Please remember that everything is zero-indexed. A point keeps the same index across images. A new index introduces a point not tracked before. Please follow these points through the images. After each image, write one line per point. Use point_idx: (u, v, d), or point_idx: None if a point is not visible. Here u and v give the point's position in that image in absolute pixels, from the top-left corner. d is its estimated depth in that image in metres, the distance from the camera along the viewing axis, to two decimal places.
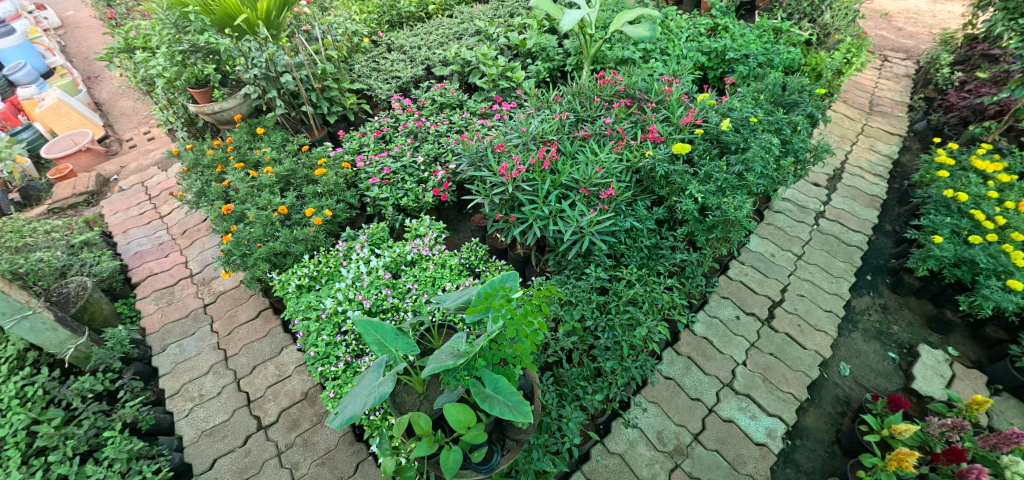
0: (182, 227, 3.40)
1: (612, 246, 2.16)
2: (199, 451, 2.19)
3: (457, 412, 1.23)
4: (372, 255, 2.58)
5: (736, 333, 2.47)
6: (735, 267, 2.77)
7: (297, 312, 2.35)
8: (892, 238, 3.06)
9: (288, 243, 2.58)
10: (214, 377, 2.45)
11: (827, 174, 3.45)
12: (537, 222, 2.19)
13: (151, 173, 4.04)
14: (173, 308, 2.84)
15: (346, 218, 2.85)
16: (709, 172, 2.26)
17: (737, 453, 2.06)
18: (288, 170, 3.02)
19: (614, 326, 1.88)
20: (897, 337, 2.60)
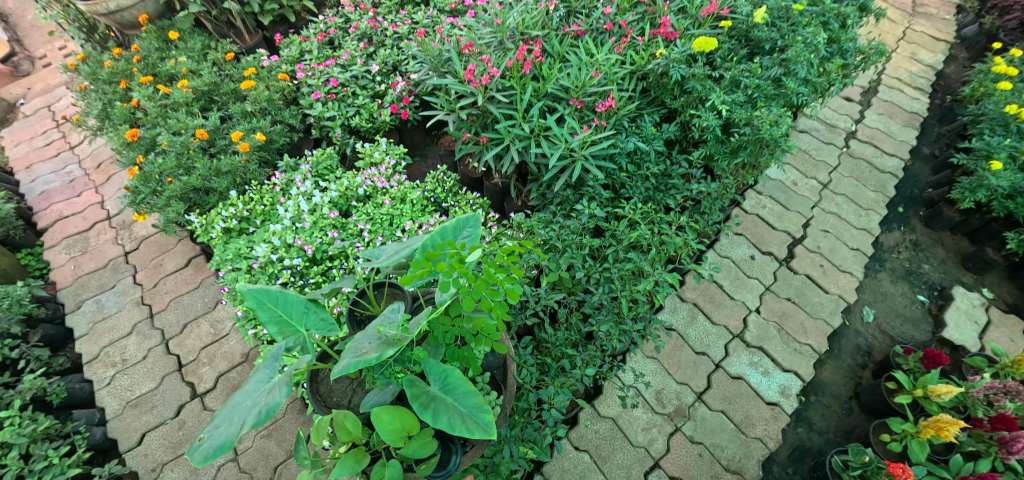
0: (97, 160, 2.84)
1: (610, 175, 1.71)
2: (124, 425, 1.87)
3: (391, 419, 0.87)
4: (316, 189, 2.08)
5: (750, 276, 2.12)
6: (751, 198, 2.35)
7: (224, 262, 1.91)
8: (930, 163, 2.66)
9: (209, 177, 2.07)
10: (138, 339, 2.08)
11: (861, 87, 2.93)
12: (515, 144, 1.70)
13: (59, 95, 3.36)
14: (88, 257, 2.39)
15: (285, 144, 2.32)
16: (737, 78, 1.75)
17: (746, 415, 1.80)
18: (210, 84, 2.44)
19: (611, 278, 1.49)
20: (928, 278, 2.28)
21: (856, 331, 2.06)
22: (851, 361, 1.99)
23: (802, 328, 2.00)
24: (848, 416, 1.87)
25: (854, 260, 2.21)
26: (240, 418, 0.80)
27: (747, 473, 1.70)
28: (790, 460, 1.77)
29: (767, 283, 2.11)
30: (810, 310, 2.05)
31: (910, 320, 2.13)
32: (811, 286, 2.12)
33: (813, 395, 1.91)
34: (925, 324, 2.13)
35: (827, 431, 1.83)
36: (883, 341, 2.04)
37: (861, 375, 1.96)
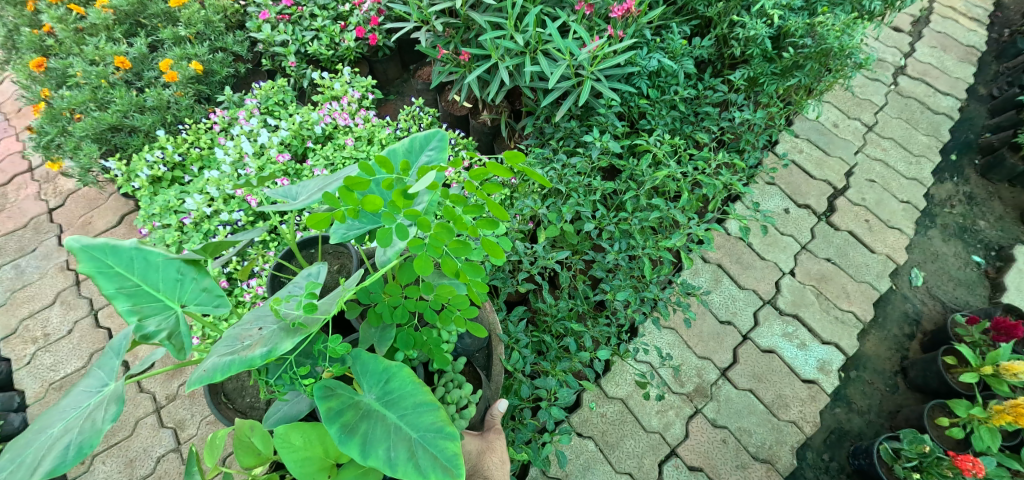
0: (17, 102, 2.41)
1: (627, 103, 1.36)
2: (45, 411, 1.58)
3: (304, 441, 0.57)
4: (263, 129, 1.71)
5: (785, 233, 1.81)
6: (786, 142, 2.00)
7: (150, 217, 1.56)
8: (988, 105, 2.28)
9: (130, 114, 1.68)
10: (63, 310, 1.76)
11: (912, 16, 2.51)
12: (505, 63, 1.33)
13: None
14: (6, 216, 2.02)
15: (228, 76, 1.91)
16: None
17: (778, 394, 1.53)
18: (134, 3, 1.99)
19: (629, 233, 1.18)
20: (984, 236, 1.97)
21: (903, 296, 1.77)
22: (897, 331, 1.71)
23: (844, 293, 1.71)
24: (893, 394, 1.61)
25: (904, 215, 1.89)
26: (37, 460, 0.58)
27: (779, 462, 1.44)
28: (826, 445, 1.52)
29: (804, 241, 1.80)
30: (853, 272, 1.75)
31: (964, 284, 1.84)
32: (854, 244, 1.81)
33: (852, 370, 1.64)
34: (980, 288, 1.84)
35: (869, 411, 1.57)
36: (934, 307, 1.76)
37: (908, 346, 1.69)
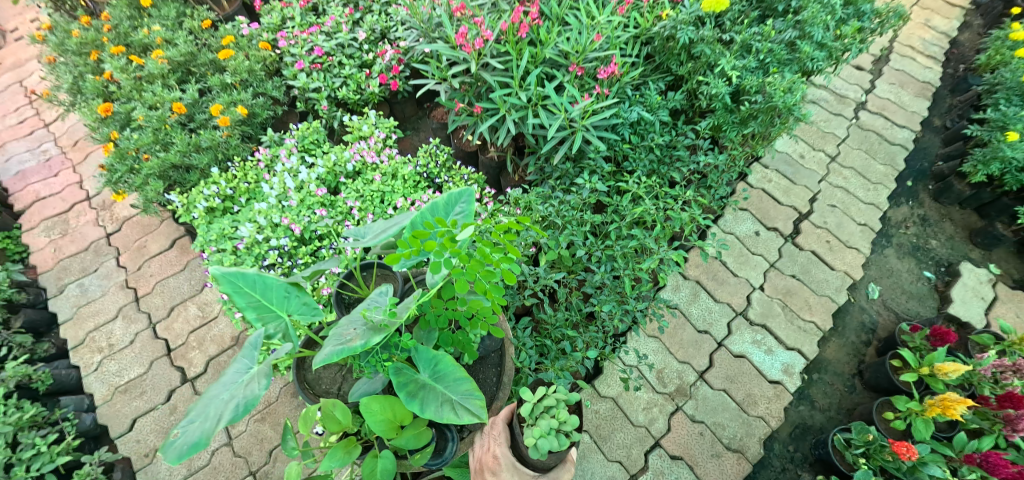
0: (73, 137, 2.71)
1: (612, 147, 1.64)
2: (114, 412, 1.83)
3: (380, 409, 0.82)
4: (302, 166, 1.99)
5: (755, 253, 2.06)
6: (757, 171, 2.27)
7: (208, 242, 1.83)
8: (940, 135, 2.54)
9: (187, 153, 1.96)
10: (125, 323, 2.02)
11: (873, 55, 2.79)
12: (511, 115, 1.61)
13: (28, 70, 3.15)
14: (69, 240, 2.29)
15: (268, 117, 2.19)
16: (747, 42, 1.62)
17: (748, 393, 1.77)
18: (186, 54, 2.27)
19: (614, 256, 1.44)
20: (935, 254, 2.21)
21: (861, 308, 2.02)
22: (855, 338, 1.95)
23: (807, 305, 1.96)
24: (851, 393, 1.84)
25: (861, 236, 2.14)
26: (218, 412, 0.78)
27: (749, 451, 1.68)
28: (791, 437, 1.75)
29: (772, 259, 2.05)
30: (816, 287, 2.00)
31: (916, 296, 2.08)
32: (817, 262, 2.06)
33: (815, 373, 1.88)
34: (930, 301, 2.08)
35: (829, 409, 1.81)
36: (888, 318, 2.00)
37: (865, 352, 1.93)
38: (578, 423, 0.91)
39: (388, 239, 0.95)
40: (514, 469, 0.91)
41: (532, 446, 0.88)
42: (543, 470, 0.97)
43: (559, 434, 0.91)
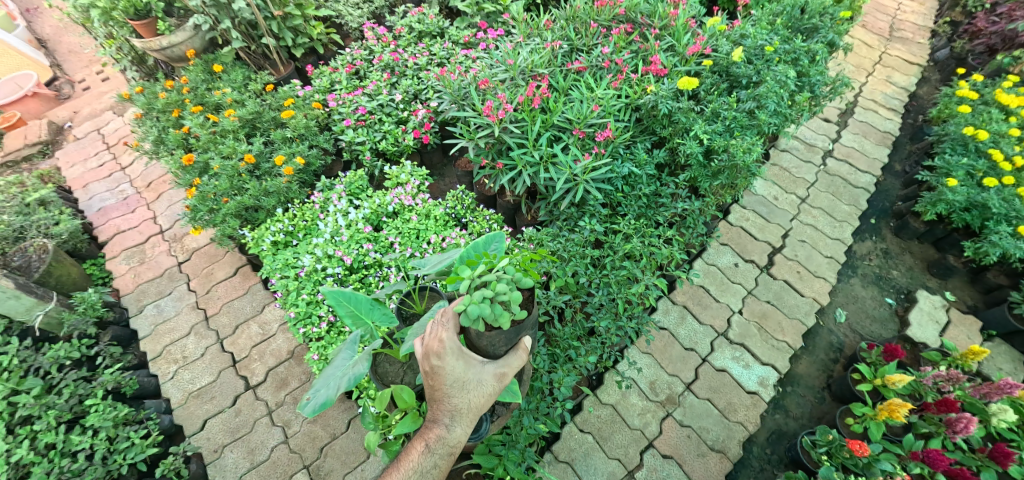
0: (147, 179, 3.15)
1: (608, 195, 2.03)
2: (188, 413, 2.16)
3: None
4: (350, 207, 2.38)
5: (734, 281, 2.40)
6: (736, 212, 2.65)
7: (274, 270, 2.22)
8: (901, 178, 2.87)
9: (258, 197, 2.38)
10: (196, 339, 2.38)
11: (839, 109, 3.19)
12: (527, 169, 2.02)
13: (107, 119, 3.64)
14: (146, 267, 2.69)
15: (320, 166, 2.62)
16: (717, 110, 2.07)
17: (729, 402, 2.06)
18: (253, 113, 2.71)
19: (609, 282, 1.79)
20: (896, 283, 2.50)
21: (829, 330, 2.32)
22: (824, 356, 2.25)
23: (779, 327, 2.27)
24: (821, 404, 2.12)
25: (828, 267, 2.47)
26: (335, 385, 1.15)
27: (730, 452, 1.95)
28: (768, 441, 2.03)
29: (749, 287, 2.38)
30: (787, 311, 2.32)
31: (879, 320, 2.36)
32: (788, 289, 2.39)
33: (788, 386, 2.17)
34: (892, 324, 2.35)
35: (802, 417, 2.09)
36: (853, 338, 2.29)
37: (833, 368, 2.21)
38: (512, 296, 1.11)
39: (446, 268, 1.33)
40: (456, 353, 1.12)
41: (467, 318, 1.09)
42: (489, 358, 1.20)
43: (493, 305, 1.10)
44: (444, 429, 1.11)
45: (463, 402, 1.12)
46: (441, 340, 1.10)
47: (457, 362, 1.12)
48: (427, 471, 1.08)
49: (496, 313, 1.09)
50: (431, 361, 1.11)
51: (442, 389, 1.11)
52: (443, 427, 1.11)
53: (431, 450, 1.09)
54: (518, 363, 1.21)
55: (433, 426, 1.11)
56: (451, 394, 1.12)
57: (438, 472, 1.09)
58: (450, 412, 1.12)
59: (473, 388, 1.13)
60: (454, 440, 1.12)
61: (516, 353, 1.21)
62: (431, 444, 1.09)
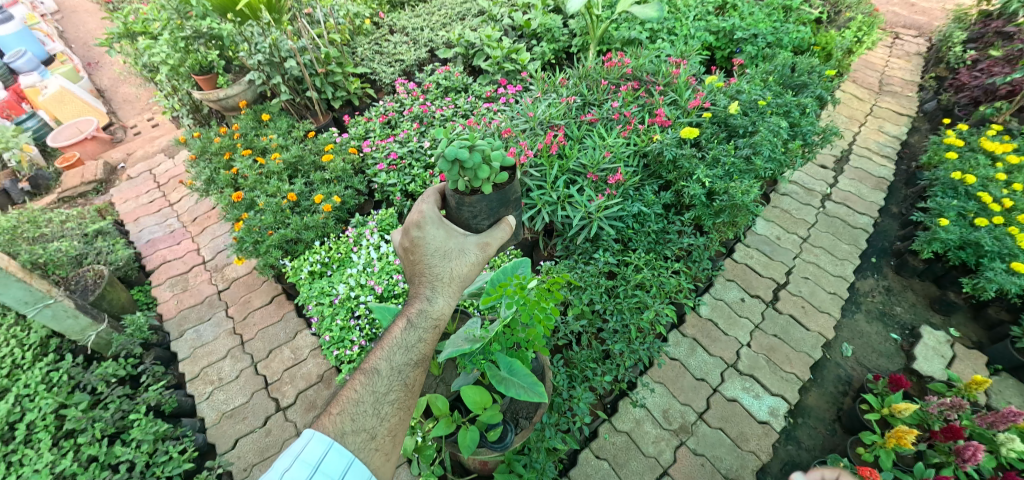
0: (193, 215, 3.42)
1: (620, 231, 2.22)
2: (221, 432, 2.27)
3: (475, 394, 1.30)
4: (381, 241, 2.59)
5: (742, 315, 2.52)
6: (741, 250, 2.81)
7: (310, 297, 2.42)
8: (898, 220, 3.02)
9: (299, 230, 2.61)
10: (232, 361, 2.53)
11: (834, 156, 3.40)
12: (545, 207, 2.23)
13: (158, 161, 3.97)
14: (188, 294, 2.89)
15: (354, 204, 2.86)
16: (717, 156, 2.29)
17: (741, 431, 2.13)
18: (296, 157, 2.99)
19: (622, 309, 1.96)
20: (900, 319, 2.58)
21: (836, 363, 2.40)
22: (833, 389, 2.31)
23: (787, 359, 2.36)
24: (832, 436, 2.17)
25: (831, 303, 2.59)
26: None
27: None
28: (781, 472, 2.07)
29: (756, 321, 2.50)
30: (794, 344, 2.42)
31: (885, 354, 2.44)
32: (794, 324, 2.50)
33: (799, 417, 2.22)
34: (898, 358, 2.42)
35: (814, 448, 2.13)
36: (861, 372, 2.36)
37: (843, 401, 2.27)
38: (492, 156, 1.30)
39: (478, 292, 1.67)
40: (438, 224, 1.38)
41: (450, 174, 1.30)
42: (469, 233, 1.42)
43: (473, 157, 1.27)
44: (427, 294, 1.25)
45: (444, 268, 1.31)
46: (424, 213, 1.38)
47: (439, 233, 1.36)
48: (412, 346, 1.16)
49: (476, 171, 1.28)
50: (415, 233, 1.36)
51: (424, 255, 1.32)
52: (426, 290, 1.26)
53: (414, 324, 1.18)
54: (496, 238, 1.42)
55: (418, 295, 1.25)
56: (434, 259, 1.31)
57: (423, 346, 1.17)
58: (432, 276, 1.29)
59: (453, 254, 1.33)
60: (437, 310, 1.23)
61: (495, 231, 1.43)
62: (413, 316, 1.20)
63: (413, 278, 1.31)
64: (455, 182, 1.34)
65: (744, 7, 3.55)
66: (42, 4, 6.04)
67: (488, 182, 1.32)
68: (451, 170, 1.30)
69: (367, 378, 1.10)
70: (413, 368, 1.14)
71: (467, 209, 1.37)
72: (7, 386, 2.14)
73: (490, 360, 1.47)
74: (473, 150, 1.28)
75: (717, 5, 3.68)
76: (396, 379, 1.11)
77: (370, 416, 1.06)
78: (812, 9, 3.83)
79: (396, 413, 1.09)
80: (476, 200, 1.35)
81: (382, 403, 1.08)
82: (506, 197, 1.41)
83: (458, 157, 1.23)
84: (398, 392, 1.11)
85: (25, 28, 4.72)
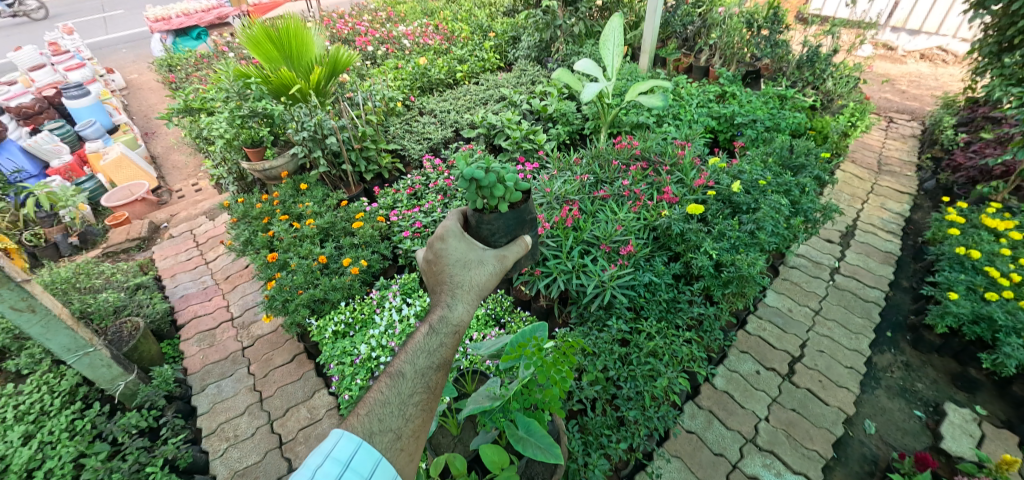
0: (226, 273, 3.62)
1: (632, 299, 2.32)
2: None
3: (493, 453, 1.37)
4: (403, 304, 2.72)
5: (758, 388, 2.50)
6: (753, 322, 2.85)
7: (332, 356, 2.51)
8: (909, 294, 3.05)
9: (327, 291, 2.75)
10: (249, 418, 2.57)
11: (839, 231, 3.52)
12: (561, 275, 2.36)
13: (199, 222, 4.26)
14: (214, 349, 3.00)
15: (380, 267, 3.03)
16: (722, 230, 2.43)
17: None
18: (328, 223, 3.23)
19: (635, 376, 2.00)
20: (922, 395, 2.53)
21: (860, 441, 2.33)
22: (859, 468, 2.23)
23: (808, 435, 2.31)
24: None
25: (849, 377, 2.56)
26: None
27: None
28: None
29: (773, 394, 2.48)
30: (814, 419, 2.37)
31: (909, 433, 2.37)
32: (812, 398, 2.47)
33: None
34: (924, 437, 2.35)
35: None
36: (886, 451, 2.28)
37: None
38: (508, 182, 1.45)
39: (498, 351, 1.77)
40: (459, 239, 1.46)
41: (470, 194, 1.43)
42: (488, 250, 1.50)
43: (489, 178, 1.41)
44: (448, 300, 1.31)
45: (465, 276, 1.37)
46: (447, 228, 1.47)
47: (461, 246, 1.45)
48: (434, 351, 1.21)
49: (491, 189, 1.41)
50: (438, 246, 1.44)
51: (446, 265, 1.39)
52: (447, 296, 1.32)
53: (436, 329, 1.23)
54: (513, 254, 1.50)
55: (440, 302, 1.31)
56: (455, 269, 1.38)
57: (445, 351, 1.21)
58: (453, 283, 1.35)
59: (473, 264, 1.41)
60: (457, 317, 1.28)
61: (511, 246, 1.52)
62: (435, 322, 1.24)
63: (435, 288, 1.37)
64: (474, 202, 1.47)
65: (742, 96, 3.91)
66: (114, 81, 6.81)
67: (504, 201, 1.45)
68: (470, 189, 1.43)
69: (392, 380, 1.14)
70: (435, 371, 1.19)
71: (486, 226, 1.47)
72: (33, 432, 2.20)
73: (509, 420, 1.59)
74: (489, 172, 1.43)
75: (717, 94, 4.05)
76: (420, 382, 1.16)
77: (396, 417, 1.12)
78: (806, 97, 4.17)
79: (420, 414, 1.14)
80: (493, 217, 1.46)
81: (407, 405, 1.13)
82: (520, 216, 1.53)
83: (476, 176, 1.38)
84: (422, 394, 1.15)
85: (98, 102, 5.32)
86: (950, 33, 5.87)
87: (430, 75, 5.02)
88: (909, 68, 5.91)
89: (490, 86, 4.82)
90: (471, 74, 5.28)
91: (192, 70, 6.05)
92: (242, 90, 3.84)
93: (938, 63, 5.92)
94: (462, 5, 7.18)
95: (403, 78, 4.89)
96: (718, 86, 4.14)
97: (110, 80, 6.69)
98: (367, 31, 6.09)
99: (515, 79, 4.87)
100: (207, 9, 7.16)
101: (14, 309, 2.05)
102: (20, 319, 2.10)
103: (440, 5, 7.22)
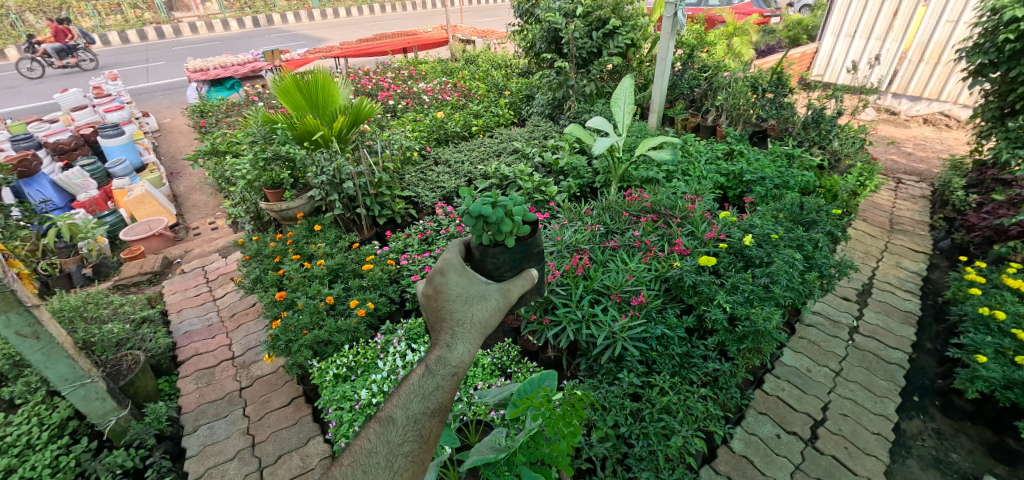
0: (232, 310, 3.61)
1: (644, 352, 2.25)
2: None
3: None
4: (408, 349, 2.66)
5: (779, 454, 2.35)
6: (771, 381, 2.73)
7: (331, 401, 2.42)
8: (934, 356, 2.93)
9: (331, 332, 2.71)
10: (239, 464, 2.45)
11: (856, 289, 3.45)
12: (570, 325, 2.32)
13: (212, 258, 4.32)
14: (211, 389, 2.92)
15: (386, 310, 3.00)
16: (735, 284, 2.41)
17: None
18: (338, 263, 3.23)
19: (648, 434, 1.90)
20: (958, 467, 2.35)
21: None
22: None
23: None
24: None
25: (877, 445, 2.39)
26: None
27: None
28: None
29: (796, 461, 2.31)
30: None
31: None
32: (839, 467, 2.29)
33: None
34: None
35: None
36: None
37: None
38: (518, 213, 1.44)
39: (504, 398, 1.73)
40: (460, 272, 1.44)
41: (472, 225, 1.43)
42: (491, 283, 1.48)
43: (497, 210, 1.42)
44: (447, 340, 1.28)
45: (466, 313, 1.34)
46: (449, 260, 1.45)
47: (462, 280, 1.42)
48: (429, 394, 1.16)
49: (499, 224, 1.41)
50: (438, 280, 1.41)
51: (447, 300, 1.36)
52: (447, 335, 1.29)
53: (433, 371, 1.19)
54: (518, 289, 1.48)
55: (438, 342, 1.27)
56: (455, 305, 1.35)
57: (440, 395, 1.17)
58: (453, 321, 1.32)
59: (475, 300, 1.38)
60: (456, 358, 1.25)
61: (516, 280, 1.50)
62: (432, 363, 1.20)
63: (434, 325, 1.34)
64: (479, 235, 1.46)
65: (750, 154, 4.01)
66: (148, 124, 7.19)
67: (511, 235, 1.45)
68: (476, 224, 1.42)
69: (382, 426, 1.09)
70: (429, 418, 1.15)
71: (493, 258, 1.48)
72: (14, 466, 2.11)
73: (513, 474, 1.50)
74: (496, 207, 1.44)
75: (725, 151, 4.16)
76: (411, 429, 1.11)
77: (382, 468, 1.06)
78: (813, 156, 4.25)
79: (410, 467, 1.09)
80: (499, 250, 1.47)
81: (396, 455, 1.08)
82: (527, 249, 1.53)
83: (483, 212, 1.38)
84: (412, 444, 1.11)
85: (130, 142, 5.59)
86: (950, 98, 6.10)
87: (447, 128, 5.25)
88: (913, 131, 6.06)
89: (503, 139, 5.02)
90: (486, 128, 5.51)
91: (222, 116, 6.39)
92: (268, 135, 4.02)
93: (941, 127, 6.07)
94: (480, 66, 7.65)
95: (421, 130, 5.11)
96: (725, 144, 4.25)
97: (144, 122, 7.06)
98: (389, 87, 6.48)
99: (528, 133, 5.07)
100: (243, 63, 7.70)
101: (19, 335, 2.03)
102: (22, 346, 2.07)
103: (459, 66, 7.70)
